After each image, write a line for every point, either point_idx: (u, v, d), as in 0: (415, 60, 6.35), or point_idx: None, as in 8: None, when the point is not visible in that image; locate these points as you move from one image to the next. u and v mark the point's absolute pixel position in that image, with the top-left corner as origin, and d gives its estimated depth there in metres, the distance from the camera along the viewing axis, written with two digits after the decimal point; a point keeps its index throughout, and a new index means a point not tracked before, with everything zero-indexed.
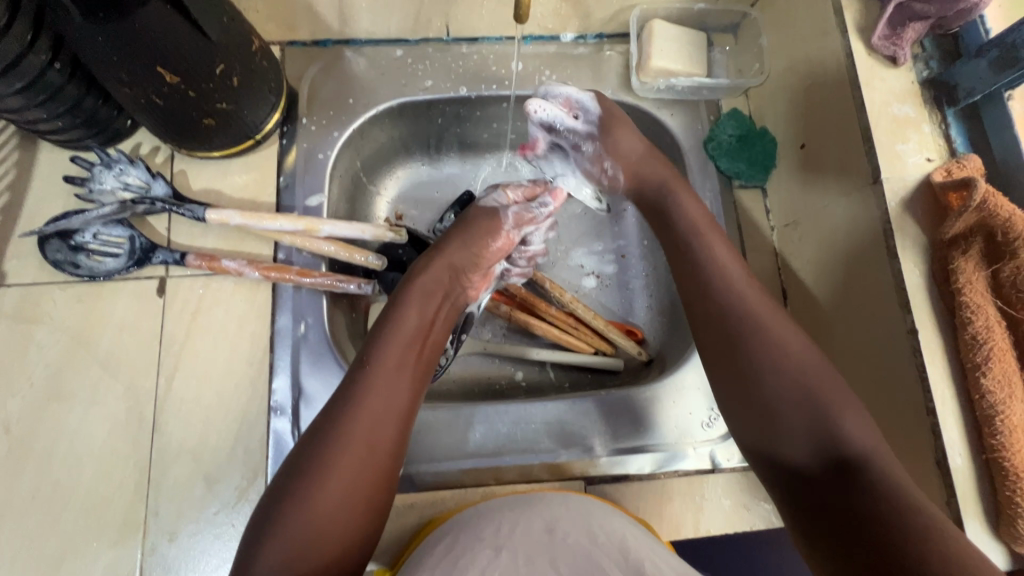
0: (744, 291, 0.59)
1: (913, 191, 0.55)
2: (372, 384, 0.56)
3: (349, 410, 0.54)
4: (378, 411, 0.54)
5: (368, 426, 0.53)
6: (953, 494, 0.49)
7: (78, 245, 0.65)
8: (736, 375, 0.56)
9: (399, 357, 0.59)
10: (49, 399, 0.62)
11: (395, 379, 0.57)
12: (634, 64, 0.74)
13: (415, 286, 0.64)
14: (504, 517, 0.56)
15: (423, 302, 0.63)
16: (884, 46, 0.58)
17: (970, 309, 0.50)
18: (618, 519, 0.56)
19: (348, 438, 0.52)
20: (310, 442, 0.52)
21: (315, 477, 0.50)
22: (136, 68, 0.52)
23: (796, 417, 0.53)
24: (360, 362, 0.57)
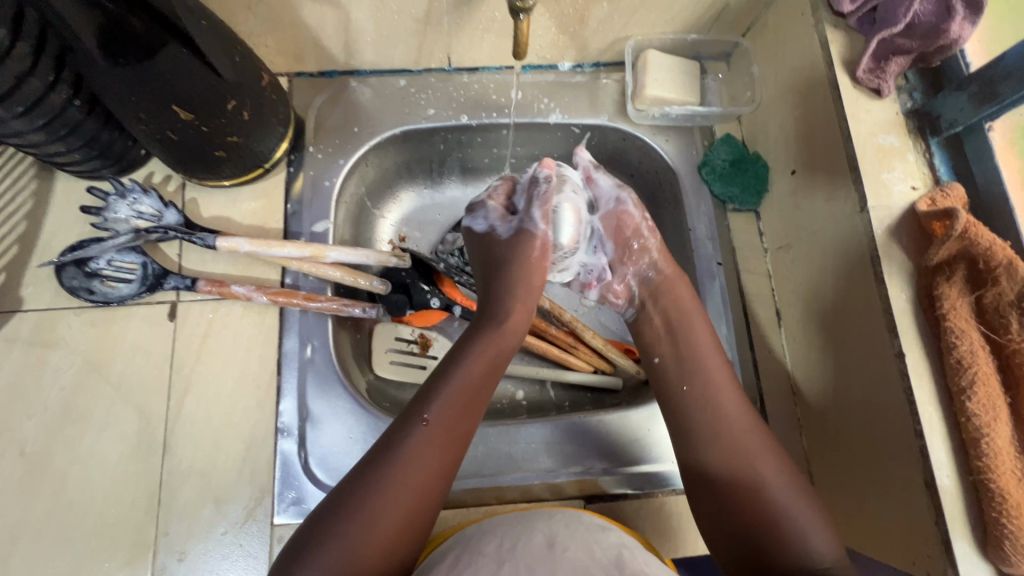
0: (719, 399, 0.60)
1: (898, 219, 0.57)
2: (434, 434, 0.55)
3: (409, 454, 0.53)
4: (437, 462, 0.54)
5: (426, 473, 0.53)
6: (942, 515, 0.50)
7: (93, 272, 0.67)
8: (718, 484, 0.57)
9: (462, 408, 0.57)
10: (64, 422, 0.64)
11: (455, 432, 0.56)
12: (629, 92, 0.77)
13: (492, 333, 0.63)
14: (506, 534, 0.56)
15: (492, 351, 0.62)
16: (868, 79, 0.60)
17: (954, 334, 0.52)
18: (616, 537, 0.57)
19: (405, 482, 0.52)
20: (364, 474, 0.52)
21: (364, 514, 0.50)
22: (153, 107, 0.55)
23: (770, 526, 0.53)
24: (424, 406, 0.56)
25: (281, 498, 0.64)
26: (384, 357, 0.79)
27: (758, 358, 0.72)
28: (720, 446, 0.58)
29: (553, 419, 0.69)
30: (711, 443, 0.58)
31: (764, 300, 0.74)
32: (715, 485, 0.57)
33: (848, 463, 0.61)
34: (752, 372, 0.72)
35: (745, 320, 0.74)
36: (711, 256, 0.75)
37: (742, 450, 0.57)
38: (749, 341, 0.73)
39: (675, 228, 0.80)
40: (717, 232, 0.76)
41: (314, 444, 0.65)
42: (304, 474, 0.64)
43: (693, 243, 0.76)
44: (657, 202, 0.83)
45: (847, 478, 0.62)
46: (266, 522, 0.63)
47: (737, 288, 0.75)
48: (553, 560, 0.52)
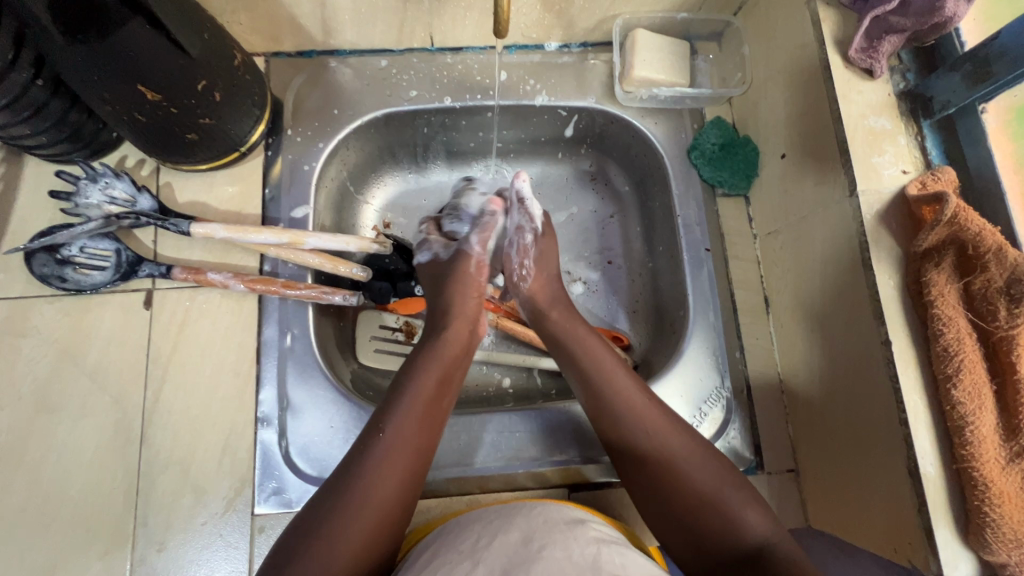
0: (627, 398, 0.60)
1: (888, 204, 0.56)
2: (392, 450, 0.54)
3: (367, 474, 0.52)
4: (399, 474, 0.54)
5: (388, 489, 0.53)
6: (924, 503, 0.50)
7: (65, 258, 0.66)
8: (643, 472, 0.57)
9: (420, 422, 0.57)
10: (38, 412, 0.63)
11: (413, 447, 0.56)
12: (617, 74, 0.75)
13: (442, 346, 0.63)
14: (483, 530, 0.57)
15: (445, 364, 0.62)
16: (860, 58, 0.58)
17: (941, 321, 0.51)
18: (595, 531, 0.57)
19: (367, 501, 0.51)
20: (328, 498, 0.52)
21: (327, 537, 0.49)
22: (118, 87, 0.53)
23: (705, 512, 0.53)
24: (380, 424, 0.56)
25: (262, 488, 0.63)
26: (369, 345, 0.78)
27: (746, 346, 0.72)
28: (639, 439, 0.58)
29: (536, 406, 0.69)
30: (627, 436, 0.59)
31: (752, 287, 0.73)
32: (648, 475, 0.57)
33: (833, 450, 0.61)
34: (739, 360, 0.71)
35: (733, 307, 0.73)
36: (700, 242, 0.74)
37: (646, 416, 0.58)
38: (737, 328, 0.72)
39: (663, 213, 0.79)
40: (706, 217, 0.75)
41: (295, 434, 0.65)
42: (285, 463, 0.64)
43: (681, 228, 0.75)
44: (646, 187, 0.82)
45: (832, 466, 0.61)
46: (247, 512, 0.62)
47: (726, 274, 0.74)
48: (528, 561, 0.51)
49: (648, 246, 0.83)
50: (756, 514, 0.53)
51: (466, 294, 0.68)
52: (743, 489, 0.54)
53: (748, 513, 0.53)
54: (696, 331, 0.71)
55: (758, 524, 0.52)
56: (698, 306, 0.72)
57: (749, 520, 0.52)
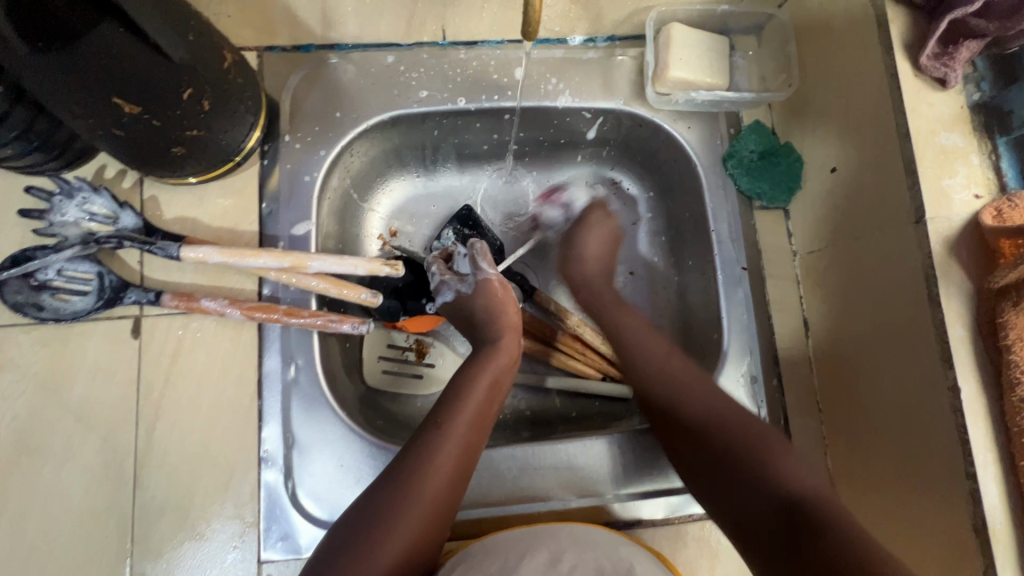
0: (670, 364, 0.62)
1: (960, 232, 0.50)
2: (447, 446, 0.53)
3: (423, 469, 0.51)
4: (449, 477, 0.52)
5: (437, 491, 0.51)
6: (992, 566, 0.46)
7: (41, 283, 0.59)
8: (686, 430, 0.57)
9: (470, 429, 0.55)
10: (19, 454, 0.58)
11: (469, 446, 0.54)
12: (649, 73, 0.68)
13: (491, 355, 0.60)
14: (510, 551, 0.53)
15: (494, 375, 0.59)
16: (933, 66, 0.52)
17: (1021, 369, 0.46)
18: (625, 551, 0.54)
19: (415, 502, 0.49)
20: (374, 502, 0.49)
21: (375, 540, 0.47)
22: (90, 101, 0.46)
23: (743, 460, 0.52)
24: (434, 422, 0.54)
25: (268, 533, 0.58)
26: (376, 366, 0.72)
27: (784, 373, 0.67)
28: (678, 401, 0.59)
29: (562, 440, 0.64)
30: (669, 396, 0.59)
31: (791, 310, 0.68)
32: (689, 436, 0.57)
33: (883, 494, 0.57)
34: (776, 388, 0.66)
35: (770, 330, 0.68)
36: (736, 260, 0.68)
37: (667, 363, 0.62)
38: (774, 354, 0.67)
39: (694, 226, 0.73)
40: (742, 233, 0.69)
41: (301, 474, 0.60)
42: (291, 506, 0.59)
43: (715, 245, 0.69)
44: (674, 195, 0.76)
45: (879, 508, 0.57)
46: (253, 559, 0.58)
47: (763, 295, 0.69)
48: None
49: (675, 259, 0.77)
50: (801, 472, 0.50)
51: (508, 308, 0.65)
52: (785, 446, 0.53)
53: (787, 467, 0.51)
54: (731, 357, 0.66)
55: (799, 478, 0.50)
56: (733, 330, 0.67)
57: (790, 470, 0.50)
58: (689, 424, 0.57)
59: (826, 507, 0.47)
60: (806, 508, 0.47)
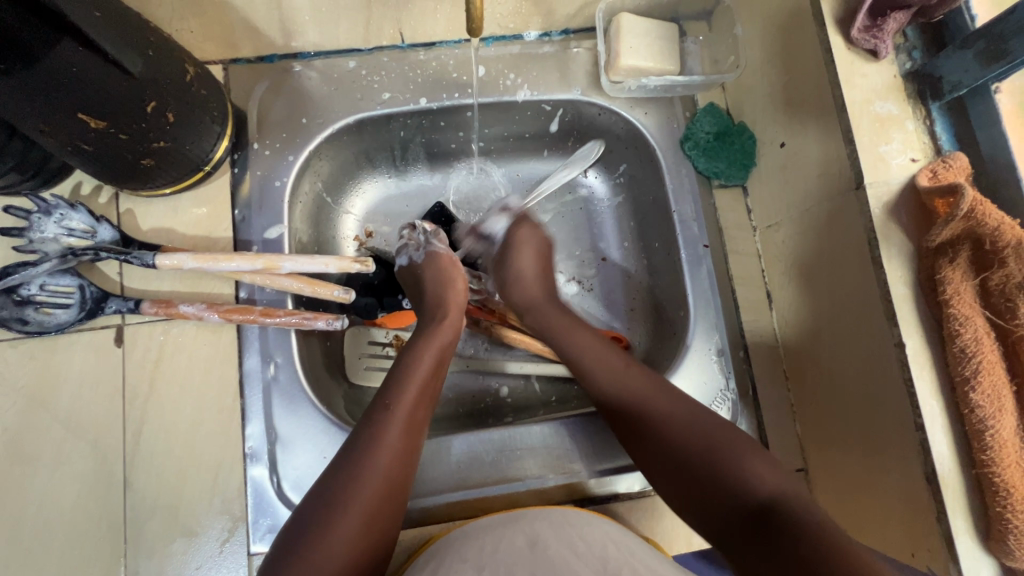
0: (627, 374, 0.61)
1: (898, 196, 0.53)
2: (392, 425, 0.54)
3: (369, 450, 0.52)
4: (397, 450, 0.54)
5: (390, 463, 0.53)
6: (944, 509, 0.48)
7: (25, 298, 0.61)
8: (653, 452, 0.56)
9: (416, 401, 0.57)
10: (13, 464, 0.60)
11: (413, 422, 0.56)
12: (603, 63, 0.70)
13: (434, 329, 0.63)
14: (488, 538, 0.54)
15: (437, 348, 0.62)
16: (863, 39, 0.55)
17: (958, 321, 0.48)
18: (599, 530, 0.56)
19: (369, 479, 0.51)
20: (332, 482, 0.51)
21: (337, 517, 0.49)
22: (56, 117, 0.48)
23: (713, 471, 0.52)
24: (381, 404, 0.56)
25: (256, 525, 0.60)
26: (358, 363, 0.74)
27: (750, 345, 0.69)
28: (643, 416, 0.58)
29: (536, 421, 0.66)
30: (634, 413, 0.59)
31: (753, 283, 0.70)
32: (656, 456, 0.56)
33: (847, 453, 0.59)
34: (742, 360, 0.69)
35: (735, 304, 0.70)
36: (698, 238, 0.70)
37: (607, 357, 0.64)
38: (739, 326, 0.69)
39: (657, 208, 0.75)
40: (703, 212, 0.71)
41: (286, 468, 0.62)
42: (278, 499, 0.61)
43: (677, 225, 0.71)
44: (638, 179, 0.78)
45: (844, 468, 0.59)
46: (242, 552, 0.60)
47: (725, 270, 0.71)
48: (533, 560, 0.50)
49: (643, 242, 0.79)
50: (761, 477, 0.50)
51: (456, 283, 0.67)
52: (754, 454, 0.52)
53: (757, 476, 0.50)
54: (698, 333, 0.68)
55: (767, 485, 0.49)
56: (698, 306, 0.69)
57: (759, 476, 0.50)
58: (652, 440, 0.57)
59: (794, 512, 0.46)
60: (777, 510, 0.47)
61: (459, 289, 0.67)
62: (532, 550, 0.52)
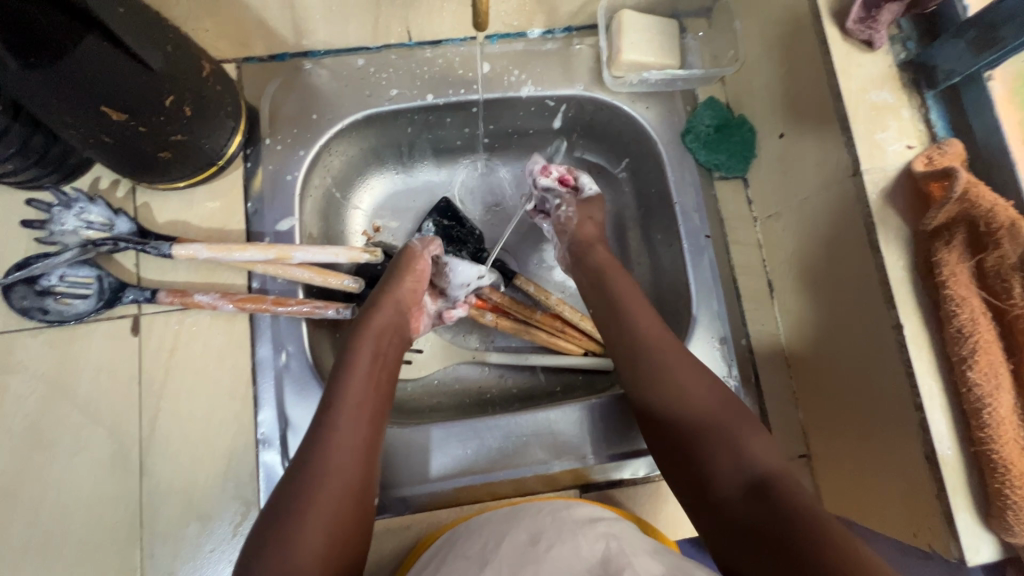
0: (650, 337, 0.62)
1: (895, 181, 0.54)
2: (337, 432, 0.54)
3: (316, 460, 0.52)
4: (344, 456, 0.53)
5: (343, 474, 0.52)
6: (944, 487, 0.49)
7: (45, 289, 0.63)
8: (661, 422, 0.58)
9: (359, 403, 0.57)
10: (33, 449, 0.61)
11: (359, 425, 0.56)
12: (604, 58, 0.71)
13: (367, 330, 0.63)
14: (490, 532, 0.56)
15: (375, 348, 0.62)
16: (858, 30, 0.56)
17: (954, 302, 0.49)
18: (602, 523, 0.57)
19: (320, 487, 0.51)
20: (286, 495, 0.50)
21: (293, 531, 0.48)
22: (79, 110, 0.50)
23: (713, 446, 0.54)
24: (325, 412, 0.55)
25: None
26: None
27: (752, 333, 0.70)
28: (657, 383, 0.59)
29: (543, 408, 0.67)
30: (648, 380, 0.60)
31: (755, 273, 0.72)
32: (659, 429, 0.58)
33: (849, 437, 0.60)
34: (745, 348, 0.70)
35: (737, 293, 0.71)
36: (700, 229, 0.71)
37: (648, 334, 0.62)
38: (741, 315, 0.71)
39: (660, 200, 0.76)
40: (705, 203, 0.73)
41: None
42: (290, 484, 0.62)
43: (679, 216, 0.72)
44: (640, 172, 0.79)
45: (846, 452, 0.60)
46: None
47: (727, 260, 0.72)
48: (536, 561, 0.51)
49: (646, 235, 0.81)
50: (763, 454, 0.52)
51: (400, 282, 0.67)
52: (755, 431, 0.55)
53: (758, 451, 0.53)
54: (700, 322, 0.69)
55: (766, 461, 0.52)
56: (701, 295, 0.70)
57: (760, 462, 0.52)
58: (661, 412, 0.58)
59: (788, 488, 0.49)
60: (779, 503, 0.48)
61: (409, 284, 0.67)
62: (534, 546, 0.53)
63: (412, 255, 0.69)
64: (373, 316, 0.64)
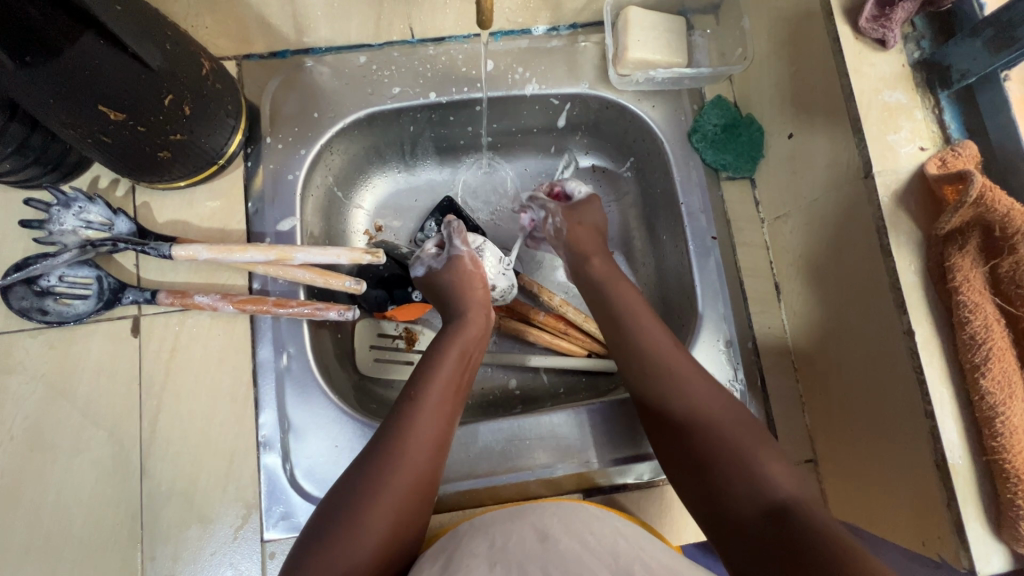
0: (664, 351, 0.61)
1: (907, 184, 0.53)
2: (420, 420, 0.55)
3: (400, 443, 0.54)
4: (428, 445, 0.55)
5: (420, 456, 0.54)
6: (954, 496, 0.48)
7: (44, 289, 0.62)
8: (677, 439, 0.57)
9: (444, 391, 0.58)
10: (32, 451, 0.61)
11: (443, 416, 0.57)
12: (610, 56, 0.70)
13: (458, 329, 0.64)
14: (497, 531, 0.55)
15: (463, 345, 0.63)
16: (871, 28, 0.55)
17: (968, 308, 0.48)
18: (610, 526, 0.55)
19: (401, 471, 0.52)
20: (362, 474, 0.52)
21: (366, 509, 0.50)
22: (76, 109, 0.49)
23: (729, 464, 0.52)
24: (411, 399, 0.57)
25: (270, 513, 0.61)
26: (368, 354, 0.75)
27: (758, 336, 0.69)
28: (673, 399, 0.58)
29: (547, 411, 0.67)
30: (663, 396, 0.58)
31: (761, 275, 0.71)
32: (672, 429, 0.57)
33: (856, 442, 0.59)
34: (751, 351, 0.69)
35: (743, 296, 0.70)
36: (706, 230, 0.70)
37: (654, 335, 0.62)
38: (748, 318, 0.70)
39: (666, 201, 0.75)
40: (711, 204, 0.72)
41: (299, 456, 0.63)
42: (291, 487, 0.62)
43: (685, 217, 0.71)
44: (646, 171, 0.78)
45: (855, 458, 0.59)
46: (256, 539, 0.61)
47: (734, 262, 0.71)
48: (545, 553, 0.49)
49: (651, 235, 0.80)
50: (783, 478, 0.50)
51: (476, 285, 0.68)
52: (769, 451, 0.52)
53: (776, 472, 0.51)
54: (706, 324, 0.68)
55: (787, 485, 0.50)
56: (706, 297, 0.69)
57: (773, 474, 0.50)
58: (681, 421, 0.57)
59: (808, 513, 0.47)
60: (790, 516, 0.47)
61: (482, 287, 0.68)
62: (543, 543, 0.51)
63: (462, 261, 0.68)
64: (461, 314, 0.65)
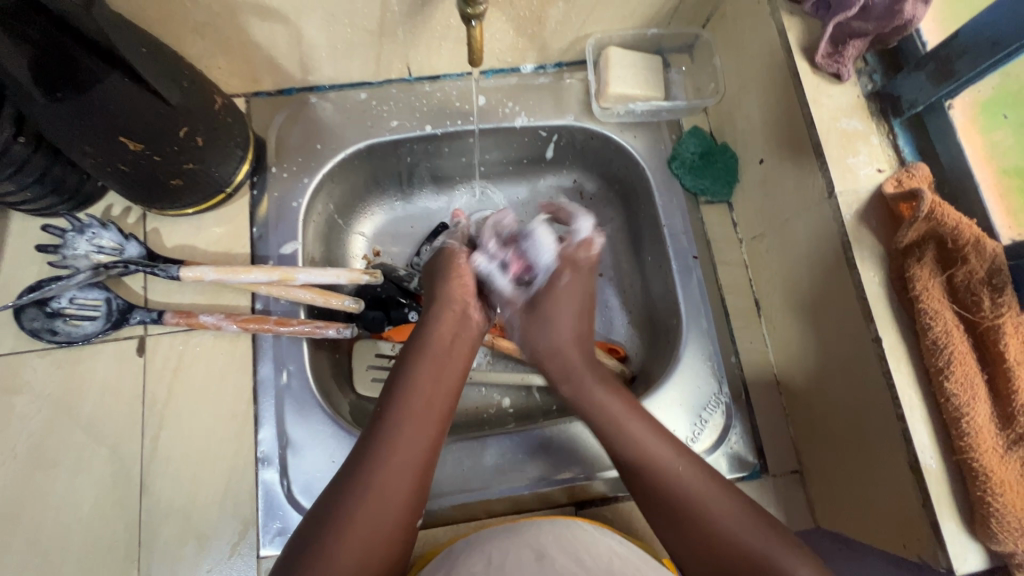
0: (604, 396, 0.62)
1: (867, 203, 0.57)
2: (393, 438, 0.55)
3: (373, 468, 0.54)
4: (402, 465, 0.54)
5: (396, 477, 0.54)
6: (929, 497, 0.50)
7: (55, 311, 0.65)
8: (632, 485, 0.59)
9: (419, 406, 0.58)
10: (33, 470, 0.62)
11: (418, 437, 0.56)
12: (594, 91, 0.76)
13: (431, 337, 0.63)
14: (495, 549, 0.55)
15: (437, 360, 0.62)
16: (827, 64, 0.61)
17: (929, 314, 0.51)
18: (605, 546, 0.57)
19: (373, 496, 0.52)
20: (335, 497, 0.53)
21: (335, 538, 0.50)
22: (98, 141, 0.54)
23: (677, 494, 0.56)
24: (382, 419, 0.57)
25: (266, 529, 0.62)
26: (366, 373, 0.78)
27: (741, 350, 0.72)
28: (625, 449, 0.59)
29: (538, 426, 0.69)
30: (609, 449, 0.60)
31: (742, 291, 0.74)
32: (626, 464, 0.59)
33: (837, 449, 0.61)
34: (734, 364, 0.72)
35: (725, 312, 0.74)
36: (688, 250, 0.74)
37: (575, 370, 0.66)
38: (730, 332, 0.73)
39: (649, 223, 0.80)
40: (692, 225, 0.76)
41: (297, 471, 0.64)
42: (289, 503, 0.63)
43: (668, 238, 0.75)
44: (631, 196, 0.83)
45: (836, 465, 0.61)
46: (251, 555, 0.62)
47: (715, 280, 0.75)
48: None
49: (636, 256, 0.84)
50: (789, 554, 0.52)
51: (449, 283, 0.67)
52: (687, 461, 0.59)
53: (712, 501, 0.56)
54: (690, 339, 0.71)
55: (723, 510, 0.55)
56: (690, 313, 0.72)
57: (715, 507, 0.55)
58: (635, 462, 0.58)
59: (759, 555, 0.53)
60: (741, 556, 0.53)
61: (461, 286, 0.67)
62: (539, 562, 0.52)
63: (452, 254, 0.70)
64: (436, 317, 0.64)
